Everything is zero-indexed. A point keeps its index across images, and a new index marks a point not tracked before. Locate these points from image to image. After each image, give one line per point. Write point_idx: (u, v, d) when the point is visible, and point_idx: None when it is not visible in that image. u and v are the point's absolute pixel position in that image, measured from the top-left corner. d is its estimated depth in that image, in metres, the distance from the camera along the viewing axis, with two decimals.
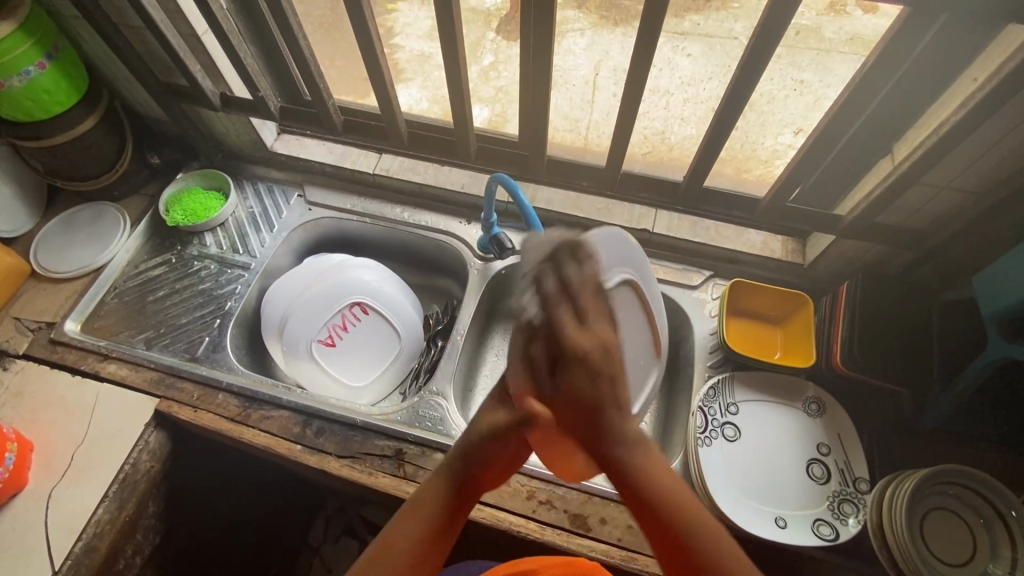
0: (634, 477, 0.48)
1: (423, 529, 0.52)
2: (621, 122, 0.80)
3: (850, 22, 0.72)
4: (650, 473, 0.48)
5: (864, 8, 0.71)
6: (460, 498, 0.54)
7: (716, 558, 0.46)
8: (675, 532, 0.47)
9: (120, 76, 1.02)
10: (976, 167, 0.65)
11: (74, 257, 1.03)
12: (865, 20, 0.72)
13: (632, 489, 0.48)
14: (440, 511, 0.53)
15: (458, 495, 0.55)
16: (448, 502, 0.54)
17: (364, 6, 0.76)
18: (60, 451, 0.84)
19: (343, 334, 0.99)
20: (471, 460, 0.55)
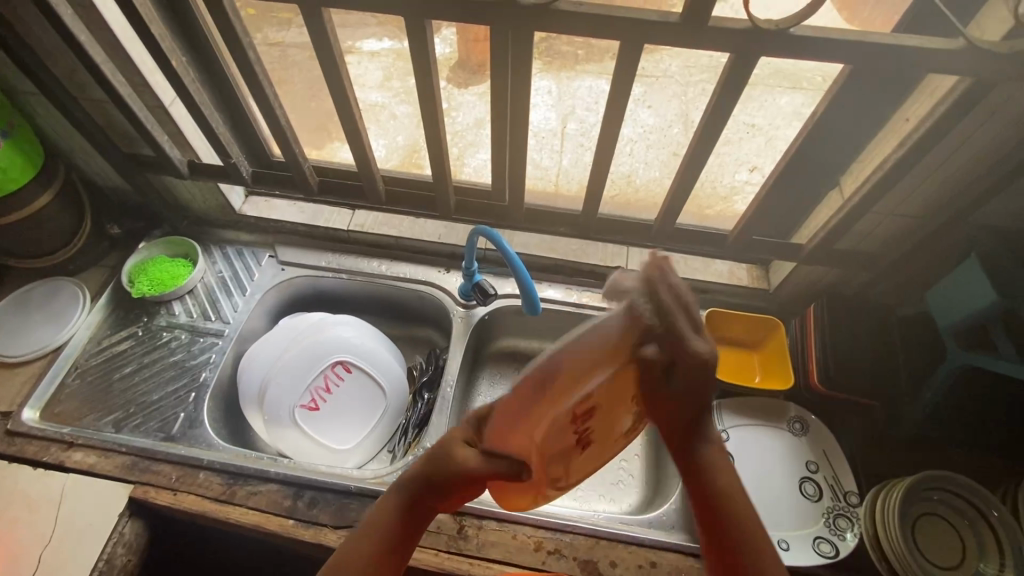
0: (701, 467, 0.52)
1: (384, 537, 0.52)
2: (595, 172, 0.84)
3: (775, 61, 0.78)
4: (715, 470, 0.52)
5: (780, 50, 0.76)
6: (417, 518, 0.53)
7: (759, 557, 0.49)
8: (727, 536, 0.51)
9: (77, 149, 0.99)
10: (918, 196, 0.72)
11: (30, 338, 0.97)
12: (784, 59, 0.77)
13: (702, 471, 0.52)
14: (397, 521, 0.52)
15: (414, 506, 0.52)
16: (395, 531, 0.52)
17: (342, 72, 0.79)
18: (24, 555, 0.77)
19: (326, 396, 0.96)
20: (433, 491, 0.51)
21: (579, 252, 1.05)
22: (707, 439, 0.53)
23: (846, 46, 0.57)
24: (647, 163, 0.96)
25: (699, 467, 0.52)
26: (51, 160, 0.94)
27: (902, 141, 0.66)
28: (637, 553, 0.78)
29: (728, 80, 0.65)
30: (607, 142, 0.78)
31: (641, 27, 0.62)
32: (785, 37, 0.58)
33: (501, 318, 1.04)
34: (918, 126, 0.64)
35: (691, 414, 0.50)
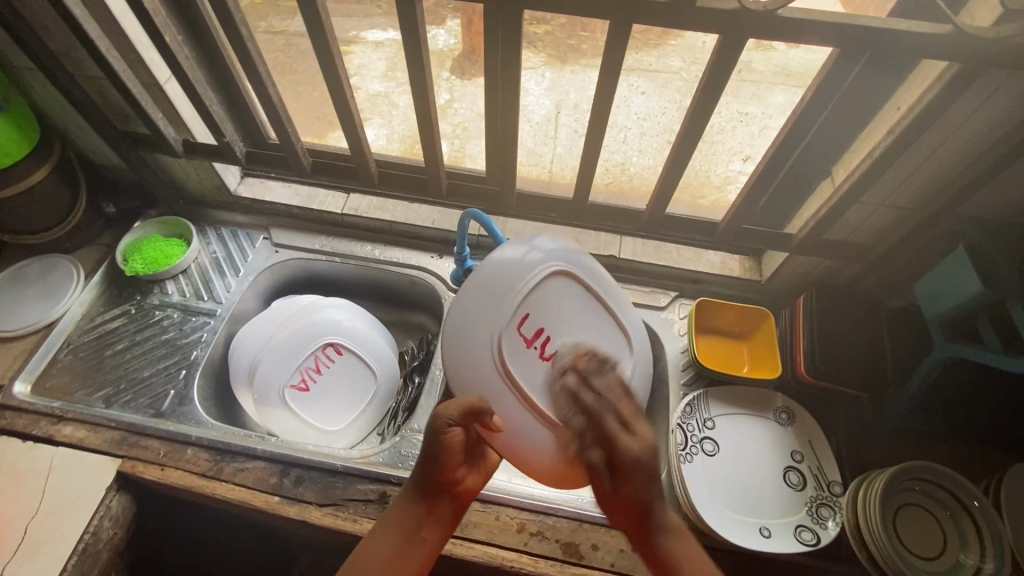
0: (665, 556, 0.55)
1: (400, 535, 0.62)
2: (586, 157, 0.84)
3: (778, 55, 0.79)
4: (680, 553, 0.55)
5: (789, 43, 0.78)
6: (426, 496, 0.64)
7: None
8: None
9: (73, 125, 0.99)
10: (907, 186, 0.72)
11: (23, 314, 0.97)
12: (792, 54, 0.78)
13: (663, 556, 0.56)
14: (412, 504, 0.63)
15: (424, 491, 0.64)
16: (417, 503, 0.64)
17: (334, 52, 0.78)
18: (10, 526, 0.78)
19: (316, 377, 0.96)
20: (431, 459, 0.63)
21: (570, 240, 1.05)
22: (669, 531, 0.57)
23: (835, 28, 0.57)
24: (641, 150, 0.95)
25: (662, 561, 0.56)
26: (46, 137, 0.95)
27: (893, 129, 0.66)
28: (619, 537, 0.78)
29: (717, 63, 0.65)
30: (598, 126, 0.78)
31: (631, 8, 0.62)
32: (775, 18, 0.58)
33: None
34: (908, 113, 0.63)
35: (642, 507, 0.56)
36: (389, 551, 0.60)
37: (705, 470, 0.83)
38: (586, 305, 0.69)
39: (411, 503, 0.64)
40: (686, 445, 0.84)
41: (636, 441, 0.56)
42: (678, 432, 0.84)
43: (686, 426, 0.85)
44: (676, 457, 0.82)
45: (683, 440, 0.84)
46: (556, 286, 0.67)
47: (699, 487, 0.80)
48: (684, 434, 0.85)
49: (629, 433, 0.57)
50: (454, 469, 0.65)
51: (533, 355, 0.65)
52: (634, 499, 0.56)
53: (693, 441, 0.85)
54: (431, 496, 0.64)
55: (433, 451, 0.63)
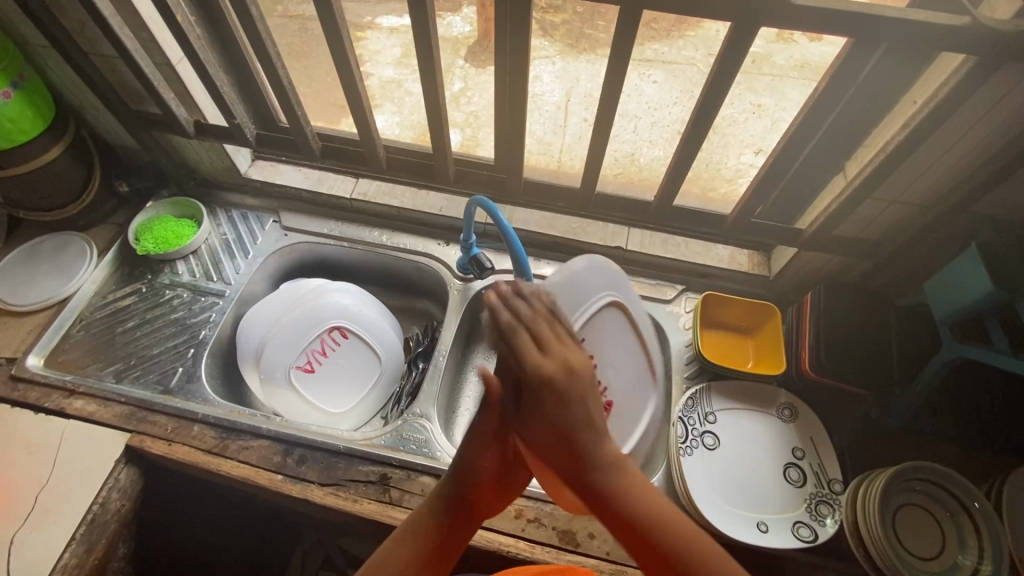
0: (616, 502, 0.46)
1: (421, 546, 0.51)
2: (594, 147, 0.83)
3: (799, 49, 0.77)
4: (626, 491, 0.47)
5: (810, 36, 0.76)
6: (459, 512, 0.54)
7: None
8: (660, 548, 0.45)
9: (87, 104, 1.00)
10: (920, 182, 0.70)
11: (36, 290, 0.99)
12: (812, 48, 0.77)
13: (608, 493, 0.47)
14: (438, 522, 0.53)
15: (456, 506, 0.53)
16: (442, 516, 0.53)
17: (344, 37, 0.78)
18: (21, 494, 0.80)
19: (321, 359, 0.97)
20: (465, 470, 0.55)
21: (578, 230, 1.05)
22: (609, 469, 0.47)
23: (849, 18, 0.56)
24: (651, 141, 0.95)
25: (601, 496, 0.47)
26: (60, 115, 0.96)
27: (907, 123, 0.64)
28: None
29: (729, 52, 0.64)
30: (606, 117, 0.78)
31: None
32: (787, 6, 0.57)
33: None
34: (922, 108, 0.62)
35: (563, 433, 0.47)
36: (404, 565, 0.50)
37: (705, 464, 0.83)
38: (631, 348, 0.77)
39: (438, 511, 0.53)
40: (686, 437, 0.84)
41: (552, 360, 0.47)
42: (679, 425, 0.85)
43: (687, 419, 0.85)
44: (676, 449, 0.82)
45: (684, 433, 0.84)
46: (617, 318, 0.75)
47: (697, 480, 0.80)
48: (685, 427, 0.85)
49: (542, 351, 0.48)
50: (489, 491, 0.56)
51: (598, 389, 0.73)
52: (555, 418, 0.47)
53: (693, 435, 0.85)
54: (466, 512, 0.54)
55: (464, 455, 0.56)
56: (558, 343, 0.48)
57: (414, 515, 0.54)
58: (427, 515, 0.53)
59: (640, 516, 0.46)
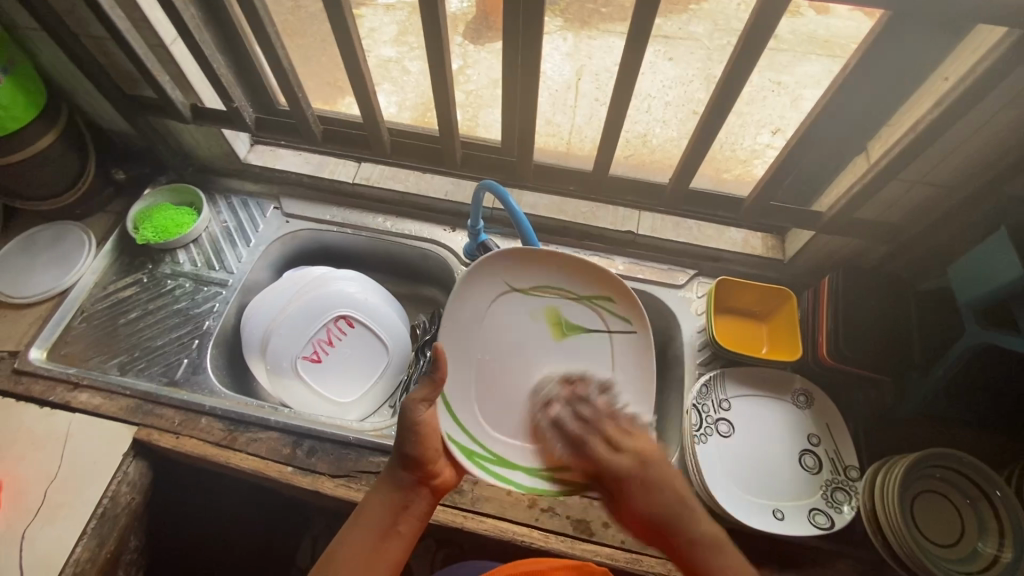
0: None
1: (368, 534, 0.60)
2: (607, 126, 0.80)
3: (804, 23, 0.75)
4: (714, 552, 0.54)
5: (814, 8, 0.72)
6: (403, 498, 0.63)
7: None
8: None
9: (79, 88, 0.97)
10: (948, 162, 0.68)
11: (36, 281, 0.97)
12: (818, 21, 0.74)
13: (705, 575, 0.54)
14: (384, 509, 0.62)
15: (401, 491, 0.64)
16: (393, 503, 0.63)
17: (347, 15, 0.75)
18: (30, 490, 0.79)
19: (328, 349, 0.96)
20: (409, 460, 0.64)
21: (587, 215, 1.02)
22: (700, 543, 0.55)
23: None
24: (665, 121, 0.92)
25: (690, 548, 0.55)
26: (54, 100, 0.93)
27: (939, 101, 0.62)
28: None
29: (755, 25, 0.61)
30: (621, 97, 0.75)
31: None
32: None
33: None
34: (957, 84, 0.60)
35: (633, 482, 0.59)
36: (360, 551, 0.59)
37: (720, 452, 0.82)
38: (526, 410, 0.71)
39: (390, 493, 0.63)
40: (700, 425, 0.83)
41: (624, 455, 0.61)
42: (693, 413, 0.83)
43: (701, 407, 0.84)
44: (690, 437, 0.81)
45: (697, 422, 0.83)
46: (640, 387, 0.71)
47: (712, 468, 0.80)
48: (699, 415, 0.84)
49: (614, 449, 0.62)
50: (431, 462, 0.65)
51: (489, 343, 0.71)
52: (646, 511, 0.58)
53: (707, 422, 0.84)
54: (407, 493, 0.64)
55: (407, 447, 0.64)
56: (625, 438, 0.63)
57: (368, 504, 0.63)
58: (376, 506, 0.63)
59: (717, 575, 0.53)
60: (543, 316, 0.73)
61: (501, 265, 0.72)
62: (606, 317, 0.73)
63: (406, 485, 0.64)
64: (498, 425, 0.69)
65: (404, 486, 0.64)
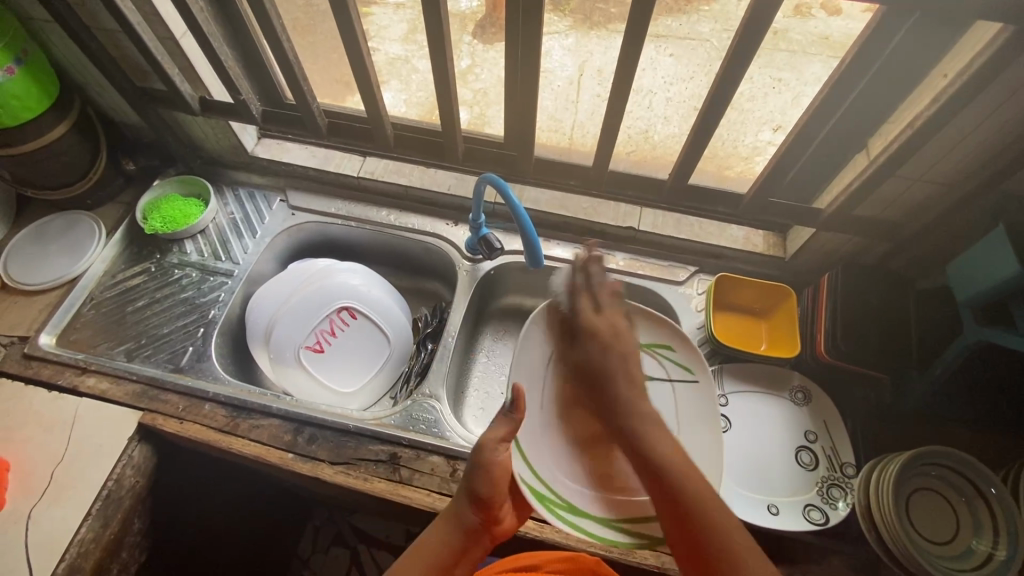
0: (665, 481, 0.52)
1: (426, 571, 0.58)
2: (608, 122, 0.81)
3: (816, 24, 0.77)
4: (663, 448, 0.54)
5: (828, 10, 0.76)
6: (465, 542, 0.61)
7: (691, 496, 0.50)
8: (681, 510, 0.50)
9: (91, 80, 0.99)
10: (949, 159, 0.67)
11: (47, 268, 0.99)
12: (831, 23, 0.76)
13: (654, 472, 0.53)
14: (445, 548, 0.60)
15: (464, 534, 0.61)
16: (456, 544, 0.60)
17: (351, 9, 0.76)
18: (38, 470, 0.81)
19: (331, 340, 0.97)
20: (478, 500, 0.62)
21: (589, 210, 1.03)
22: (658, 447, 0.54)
23: None
24: (666, 117, 0.92)
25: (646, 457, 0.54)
26: (65, 92, 0.95)
27: (937, 97, 0.62)
28: None
29: (751, 21, 0.62)
30: (621, 93, 0.76)
31: None
32: None
33: (508, 274, 1.03)
34: (955, 81, 0.60)
35: (606, 349, 0.62)
36: None
37: None
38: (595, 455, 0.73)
39: (454, 534, 0.61)
40: None
41: (601, 321, 0.65)
42: None
43: None
44: None
45: None
46: (704, 434, 0.74)
47: None
48: None
49: (596, 315, 0.65)
50: (498, 507, 0.63)
51: None
52: (606, 387, 0.60)
53: None
54: (470, 537, 0.61)
55: (478, 485, 0.62)
56: (610, 313, 0.66)
57: (426, 540, 0.61)
58: (439, 542, 0.60)
59: (671, 482, 0.52)
60: None
61: None
62: (668, 365, 0.79)
63: (471, 525, 0.61)
64: (569, 473, 0.72)
65: (469, 529, 0.61)
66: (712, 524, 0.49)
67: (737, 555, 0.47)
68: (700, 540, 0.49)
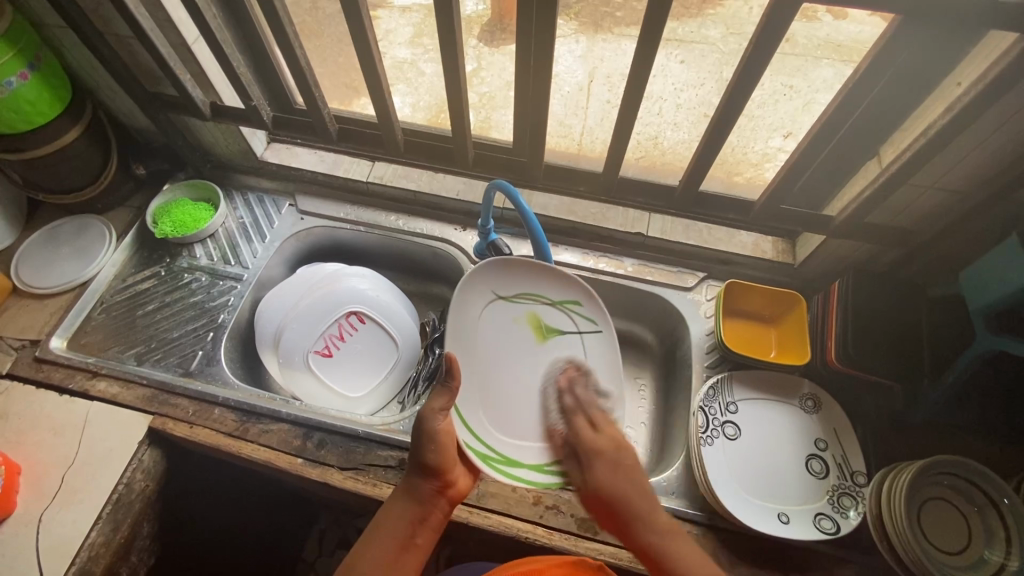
0: (660, 555, 0.56)
1: (386, 548, 0.60)
2: (618, 129, 0.81)
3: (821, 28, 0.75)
4: (665, 539, 0.57)
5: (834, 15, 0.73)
6: (421, 511, 0.63)
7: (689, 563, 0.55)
8: None
9: (103, 85, 1.00)
10: (963, 167, 0.67)
11: (58, 272, 1.00)
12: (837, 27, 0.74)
13: (648, 552, 0.57)
14: (403, 521, 0.62)
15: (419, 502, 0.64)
16: (413, 514, 0.63)
17: (364, 16, 0.76)
18: (49, 474, 0.81)
19: (339, 345, 0.98)
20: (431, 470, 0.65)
21: (598, 216, 1.03)
22: (658, 528, 0.58)
23: None
24: (676, 124, 0.93)
25: (650, 552, 0.57)
26: (78, 97, 0.96)
27: (952, 106, 0.62)
28: None
29: (764, 31, 0.62)
30: (632, 100, 0.76)
31: None
32: None
33: None
34: (969, 90, 0.60)
35: (611, 463, 0.63)
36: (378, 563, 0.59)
37: (726, 454, 0.82)
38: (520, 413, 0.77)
39: (409, 507, 0.63)
40: (707, 427, 0.83)
41: (606, 438, 0.67)
42: (700, 415, 0.83)
43: (708, 409, 0.84)
44: (696, 439, 0.81)
45: (704, 423, 0.83)
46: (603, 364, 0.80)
47: (717, 469, 0.80)
48: (705, 416, 0.84)
49: (595, 429, 0.69)
50: (450, 470, 0.66)
51: (483, 348, 0.78)
52: (608, 497, 0.61)
53: (714, 424, 0.84)
54: (425, 504, 0.64)
55: (429, 455, 0.65)
56: (605, 422, 0.69)
57: (383, 514, 0.63)
58: (395, 515, 0.63)
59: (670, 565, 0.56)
60: (526, 322, 0.80)
61: (489, 275, 0.79)
62: (577, 320, 0.81)
63: (425, 494, 0.64)
64: (503, 428, 0.76)
65: (424, 497, 0.64)
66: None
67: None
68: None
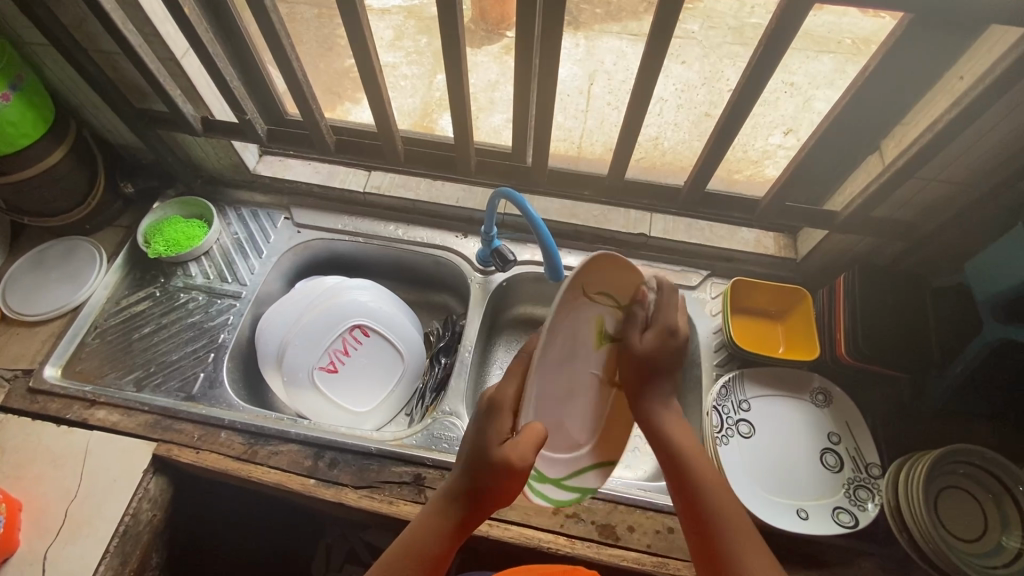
0: (661, 425, 0.60)
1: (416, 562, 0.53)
2: (623, 134, 0.80)
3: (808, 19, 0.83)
4: (698, 467, 0.57)
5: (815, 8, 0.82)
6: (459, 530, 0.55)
7: (717, 504, 0.55)
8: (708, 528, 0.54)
9: (87, 103, 0.96)
10: (965, 161, 0.68)
11: (48, 298, 0.97)
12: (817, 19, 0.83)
13: (688, 482, 0.57)
14: (434, 545, 0.54)
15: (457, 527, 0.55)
16: (450, 534, 0.55)
17: (363, 27, 0.75)
18: (52, 508, 0.79)
19: (344, 359, 0.96)
20: (475, 498, 0.54)
21: (600, 218, 1.03)
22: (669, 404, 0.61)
23: None
24: (676, 124, 0.93)
25: (684, 477, 0.57)
26: (61, 116, 0.92)
27: (955, 101, 0.63)
28: (655, 519, 0.78)
29: (773, 33, 0.61)
30: (638, 104, 0.75)
31: None
32: None
33: (520, 285, 1.03)
34: (973, 86, 0.60)
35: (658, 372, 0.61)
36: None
37: (741, 452, 0.82)
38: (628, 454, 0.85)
39: (443, 524, 0.55)
40: (721, 426, 0.83)
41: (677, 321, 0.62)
42: (714, 415, 0.83)
43: (722, 408, 0.84)
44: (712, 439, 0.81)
45: (719, 423, 0.83)
46: None
47: (734, 468, 0.80)
48: (720, 416, 0.84)
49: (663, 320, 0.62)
50: (499, 496, 0.54)
51: None
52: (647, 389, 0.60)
53: (728, 424, 0.84)
54: (466, 525, 0.55)
55: (478, 472, 0.53)
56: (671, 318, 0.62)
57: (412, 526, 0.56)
58: (428, 530, 0.55)
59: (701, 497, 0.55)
60: None
61: None
62: None
63: (462, 518, 0.55)
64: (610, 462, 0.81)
65: (462, 514, 0.55)
66: (703, 479, 0.56)
67: (728, 522, 0.54)
68: (693, 496, 0.56)
